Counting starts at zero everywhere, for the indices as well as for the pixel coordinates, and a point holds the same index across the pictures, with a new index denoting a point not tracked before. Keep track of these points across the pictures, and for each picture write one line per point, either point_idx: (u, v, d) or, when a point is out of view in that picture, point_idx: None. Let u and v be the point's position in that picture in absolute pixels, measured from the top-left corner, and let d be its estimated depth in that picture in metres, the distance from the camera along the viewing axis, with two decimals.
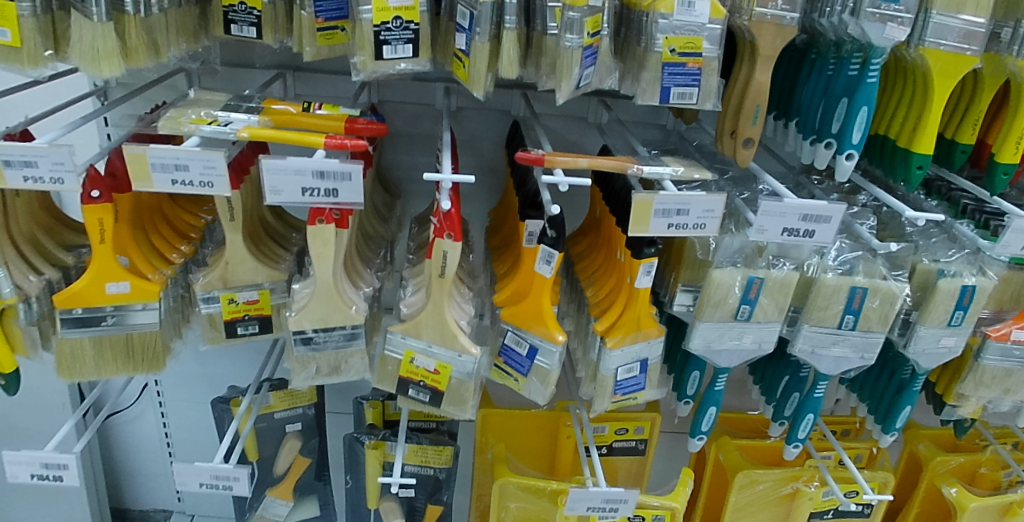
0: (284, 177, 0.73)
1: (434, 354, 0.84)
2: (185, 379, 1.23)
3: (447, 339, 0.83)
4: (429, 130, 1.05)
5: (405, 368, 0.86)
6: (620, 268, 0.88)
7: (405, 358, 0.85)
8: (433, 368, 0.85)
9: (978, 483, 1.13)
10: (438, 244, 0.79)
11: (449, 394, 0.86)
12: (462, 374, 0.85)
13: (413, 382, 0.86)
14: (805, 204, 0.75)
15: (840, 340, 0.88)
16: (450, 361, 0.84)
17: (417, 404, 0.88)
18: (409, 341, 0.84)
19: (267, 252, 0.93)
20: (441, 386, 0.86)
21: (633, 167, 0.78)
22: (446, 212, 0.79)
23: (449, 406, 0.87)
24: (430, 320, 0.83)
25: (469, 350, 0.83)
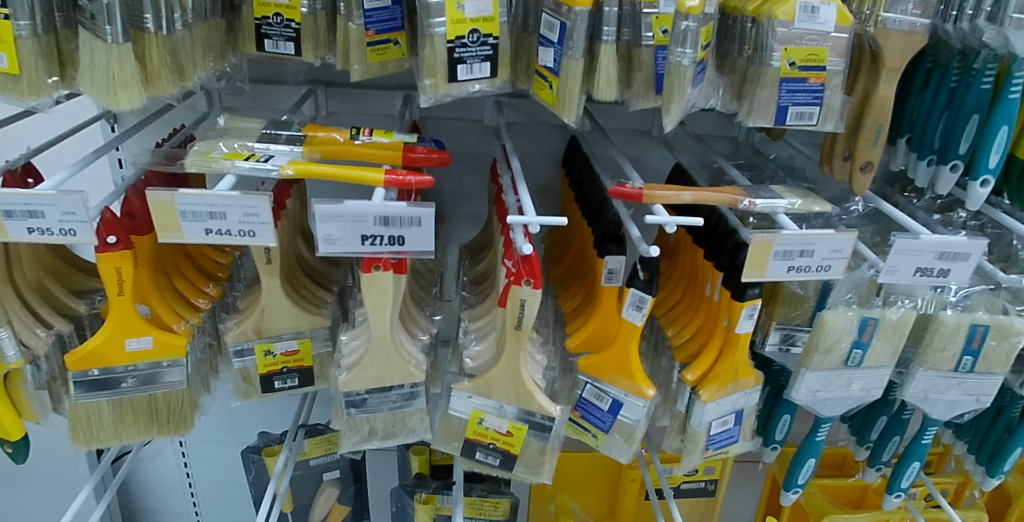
0: (343, 223, 0.63)
1: (509, 416, 0.74)
2: (211, 425, 1.13)
3: (522, 398, 0.73)
4: (475, 148, 0.88)
5: (472, 430, 0.75)
6: (714, 309, 0.75)
7: (473, 419, 0.74)
8: (507, 430, 0.74)
9: None
10: (516, 292, 0.68)
11: (523, 458, 0.76)
12: (540, 436, 0.74)
13: (482, 445, 0.76)
14: (943, 241, 0.68)
15: (956, 384, 0.79)
16: (525, 423, 0.74)
17: (484, 468, 0.78)
18: (478, 401, 0.73)
19: (308, 295, 0.81)
20: (514, 449, 0.75)
21: (745, 201, 0.68)
22: (525, 256, 0.67)
23: (523, 470, 0.77)
24: (503, 377, 0.72)
25: (549, 407, 0.73)
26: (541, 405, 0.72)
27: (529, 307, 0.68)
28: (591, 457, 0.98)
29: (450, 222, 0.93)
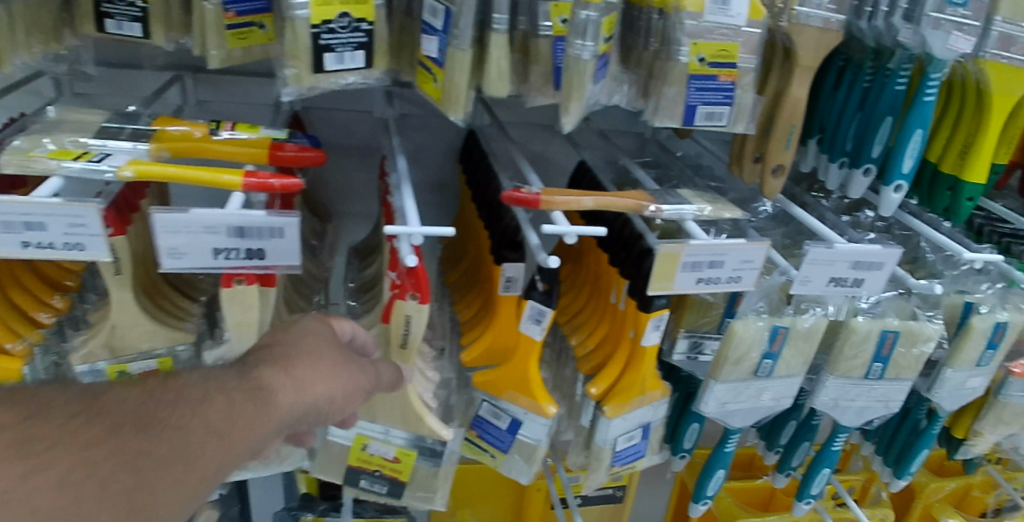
0: (191, 236, 0.54)
1: (395, 441, 0.67)
2: None
3: (410, 422, 0.66)
4: (365, 142, 0.79)
5: (356, 456, 0.69)
6: (619, 319, 0.70)
7: (356, 445, 0.68)
8: (393, 456, 0.68)
9: (969, 507, 1.04)
10: (400, 307, 0.61)
11: (412, 484, 0.70)
12: (430, 462, 0.68)
13: (367, 472, 0.70)
14: (857, 249, 0.66)
15: (865, 390, 0.77)
16: (413, 448, 0.68)
17: (373, 496, 0.72)
18: (360, 426, 0.67)
19: (169, 307, 0.69)
20: (403, 476, 0.69)
21: (651, 206, 0.63)
22: (410, 269, 0.60)
23: (413, 495, 0.71)
24: (390, 400, 0.65)
25: (438, 430, 0.66)
26: (432, 428, 0.66)
27: (415, 323, 0.62)
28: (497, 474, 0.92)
29: (338, 221, 0.84)
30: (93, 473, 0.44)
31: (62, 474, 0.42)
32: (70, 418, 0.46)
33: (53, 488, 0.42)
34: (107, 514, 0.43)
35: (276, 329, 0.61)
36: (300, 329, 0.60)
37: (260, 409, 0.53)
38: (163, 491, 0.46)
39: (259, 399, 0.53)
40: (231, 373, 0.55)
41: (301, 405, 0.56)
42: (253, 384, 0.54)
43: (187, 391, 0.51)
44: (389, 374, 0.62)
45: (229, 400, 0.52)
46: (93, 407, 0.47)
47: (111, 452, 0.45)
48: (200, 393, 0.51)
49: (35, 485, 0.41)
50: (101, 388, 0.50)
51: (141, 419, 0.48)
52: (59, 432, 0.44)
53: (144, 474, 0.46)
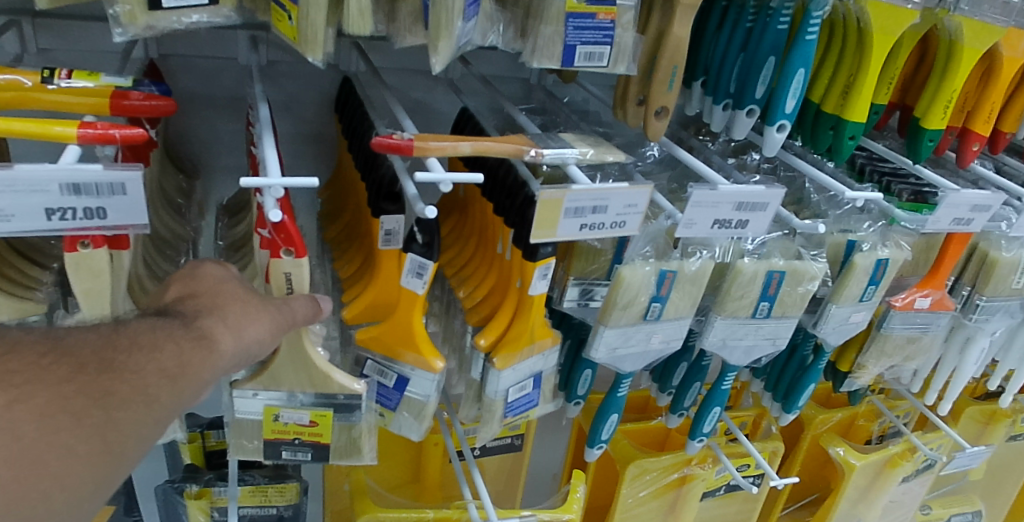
0: (19, 196, 0.48)
1: (307, 405, 0.63)
2: None
3: (317, 383, 0.62)
4: (233, 92, 0.74)
5: (270, 429, 0.65)
6: (506, 269, 0.69)
7: (267, 419, 0.64)
8: (310, 420, 0.64)
9: (855, 436, 1.11)
10: (275, 266, 0.56)
11: (337, 444, 0.67)
12: (348, 418, 0.65)
13: (286, 442, 0.66)
14: (740, 191, 0.66)
15: (753, 330, 0.79)
16: (331, 407, 0.64)
17: (302, 461, 0.68)
18: (266, 396, 0.62)
19: (15, 276, 0.63)
20: (326, 437, 0.66)
21: (532, 151, 0.61)
22: (277, 223, 0.54)
23: (342, 452, 0.68)
24: (286, 362, 0.61)
25: (347, 386, 0.63)
26: (345, 384, 0.62)
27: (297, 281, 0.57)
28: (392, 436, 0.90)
29: (207, 177, 0.79)
30: (69, 406, 0.39)
31: (42, 404, 0.38)
32: (40, 356, 0.40)
33: (31, 418, 0.37)
34: (85, 445, 0.39)
35: (183, 278, 0.54)
36: (209, 277, 0.54)
37: (208, 357, 0.47)
38: (134, 429, 0.42)
39: (206, 346, 0.48)
40: (169, 320, 0.48)
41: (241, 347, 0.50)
42: (197, 331, 0.48)
43: (137, 334, 0.45)
44: (307, 307, 0.55)
45: (178, 347, 0.46)
46: (57, 345, 0.42)
47: (84, 387, 0.40)
48: (150, 339, 0.45)
49: (17, 416, 0.37)
50: (55, 331, 0.44)
51: (104, 360, 0.42)
52: (31, 365, 0.39)
53: (114, 412, 0.41)
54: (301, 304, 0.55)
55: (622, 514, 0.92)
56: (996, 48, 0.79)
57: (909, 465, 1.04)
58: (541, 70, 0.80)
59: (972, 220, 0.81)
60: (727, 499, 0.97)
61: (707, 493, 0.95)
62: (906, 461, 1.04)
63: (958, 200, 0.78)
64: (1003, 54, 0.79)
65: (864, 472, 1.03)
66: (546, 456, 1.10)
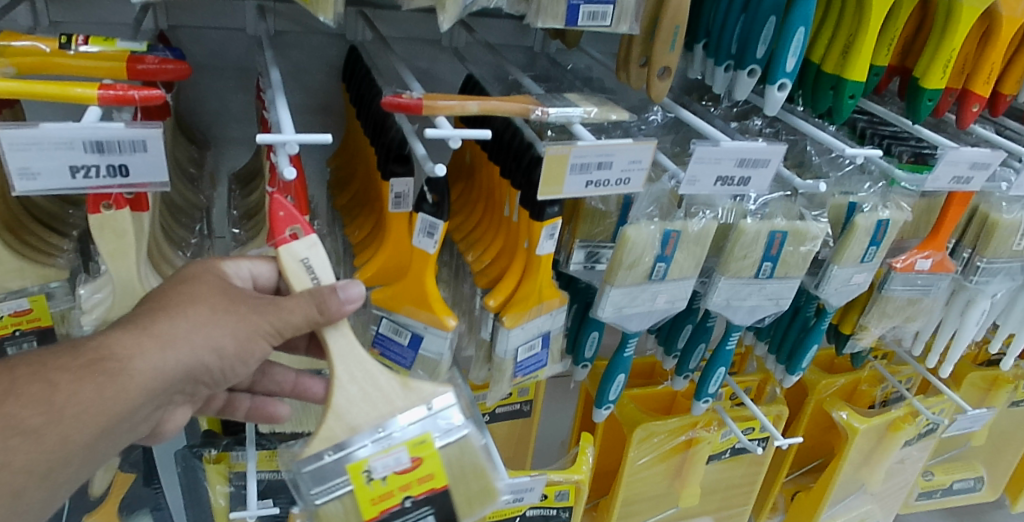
0: (43, 153, 0.50)
1: (397, 441, 0.56)
2: None
3: (384, 399, 0.57)
4: (242, 62, 0.76)
5: (371, 500, 0.56)
6: (514, 231, 0.70)
7: (359, 484, 0.55)
8: (410, 464, 0.56)
9: (859, 400, 1.13)
10: (290, 249, 0.52)
11: (455, 482, 0.58)
12: (445, 439, 0.57)
13: (397, 508, 0.57)
14: (743, 147, 0.67)
15: (757, 290, 0.80)
16: (430, 430, 0.57)
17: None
18: (348, 452, 0.55)
19: (38, 244, 0.64)
20: (438, 481, 0.57)
21: (537, 109, 0.62)
22: (275, 198, 0.53)
23: (467, 495, 0.59)
24: (350, 385, 0.56)
25: (428, 395, 0.58)
26: (427, 385, 0.58)
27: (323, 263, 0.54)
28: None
29: (217, 148, 0.80)
30: None
31: None
32: None
33: None
34: None
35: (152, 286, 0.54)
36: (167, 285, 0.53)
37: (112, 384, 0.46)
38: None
39: (108, 371, 0.46)
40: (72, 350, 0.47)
41: (173, 370, 0.49)
42: (98, 355, 0.47)
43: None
44: (298, 318, 0.52)
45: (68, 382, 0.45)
46: None
47: None
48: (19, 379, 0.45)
49: None
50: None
51: None
52: None
53: None
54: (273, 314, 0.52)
55: (628, 477, 0.93)
56: (996, 9, 0.80)
57: (911, 428, 1.05)
58: (544, 36, 0.82)
59: (971, 179, 0.83)
60: (732, 462, 0.98)
61: (712, 457, 0.96)
62: (908, 424, 1.05)
63: (957, 157, 0.79)
64: (1002, 15, 0.80)
65: (867, 436, 1.04)
66: (553, 423, 1.12)
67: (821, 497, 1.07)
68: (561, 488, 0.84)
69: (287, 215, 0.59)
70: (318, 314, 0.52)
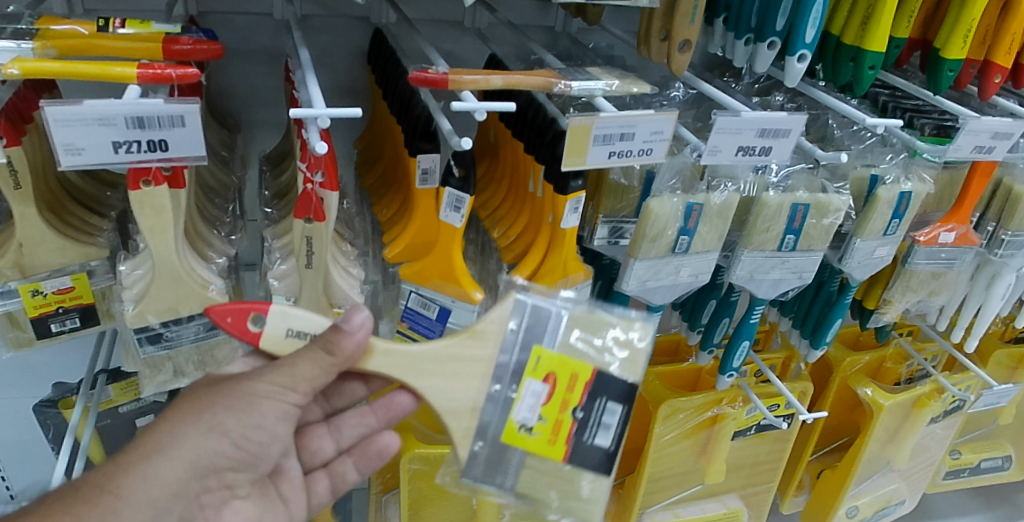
0: (88, 129, 0.52)
1: (521, 380, 0.59)
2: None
3: (464, 363, 0.58)
4: (270, 46, 0.78)
5: (552, 440, 0.59)
6: (538, 205, 0.71)
7: (529, 441, 0.59)
8: (547, 386, 0.59)
9: (885, 378, 1.12)
10: (270, 340, 0.53)
11: (600, 357, 0.60)
12: (555, 341, 0.59)
13: (577, 420, 0.59)
14: (764, 117, 0.68)
15: (781, 263, 0.80)
16: (535, 345, 0.59)
17: (618, 420, 0.60)
18: (493, 424, 0.59)
19: (79, 224, 0.67)
20: (581, 373, 0.59)
21: (561, 82, 0.63)
22: (219, 317, 0.52)
23: (623, 361, 0.60)
24: (433, 380, 0.58)
25: (502, 320, 0.58)
26: (490, 322, 0.58)
27: (296, 314, 0.54)
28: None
29: (248, 132, 0.83)
30: None
31: None
32: None
33: None
34: None
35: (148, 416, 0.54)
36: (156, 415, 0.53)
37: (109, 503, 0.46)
38: None
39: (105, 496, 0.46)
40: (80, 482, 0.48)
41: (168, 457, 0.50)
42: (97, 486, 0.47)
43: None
44: (308, 368, 0.52)
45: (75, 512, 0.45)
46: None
47: None
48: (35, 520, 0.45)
49: None
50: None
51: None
52: None
53: None
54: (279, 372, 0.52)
55: (655, 454, 0.94)
56: None
57: (937, 405, 1.04)
58: (565, 15, 0.84)
59: (994, 148, 0.82)
60: (757, 439, 0.99)
61: (738, 433, 0.96)
62: (934, 401, 1.04)
63: (979, 127, 0.79)
64: None
65: (893, 413, 1.03)
66: None
67: (846, 476, 1.07)
68: None
69: (320, 190, 0.60)
70: (329, 356, 0.53)
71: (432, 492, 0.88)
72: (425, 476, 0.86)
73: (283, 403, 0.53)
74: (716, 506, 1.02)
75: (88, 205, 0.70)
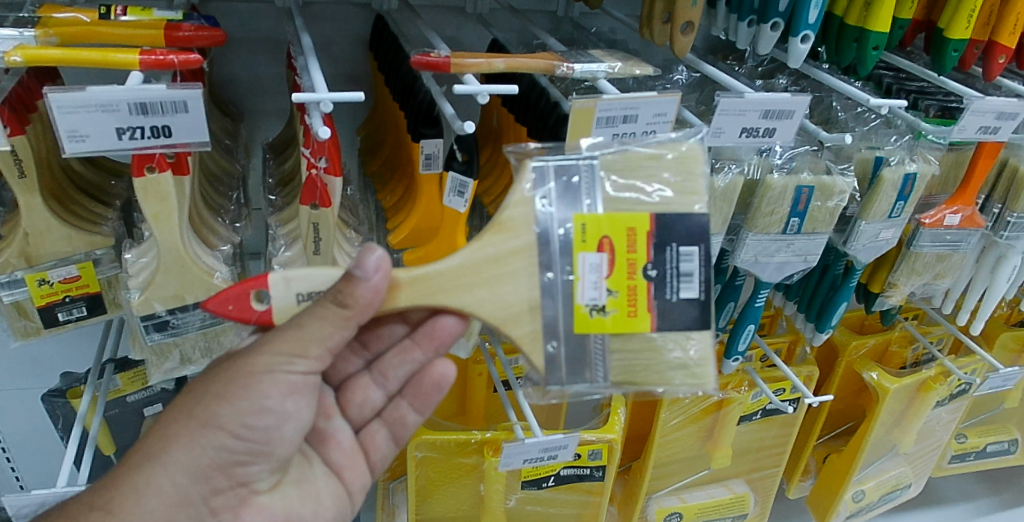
0: (91, 116, 0.52)
1: (574, 258, 0.55)
2: (5, 366, 0.98)
3: (501, 261, 0.55)
4: (272, 33, 0.78)
5: (633, 306, 0.56)
6: None
7: (611, 320, 0.55)
8: (605, 254, 0.55)
9: (890, 362, 1.12)
10: (279, 314, 0.52)
11: (653, 201, 0.56)
12: (595, 203, 0.55)
13: (652, 275, 0.56)
14: (768, 98, 0.68)
15: (785, 246, 0.80)
16: (574, 214, 0.55)
17: (698, 264, 0.56)
18: (562, 317, 0.55)
19: (83, 213, 0.67)
20: (639, 226, 0.55)
21: (563, 65, 0.63)
22: (222, 311, 0.51)
23: (686, 197, 0.56)
24: (478, 293, 0.55)
25: (527, 201, 0.55)
26: (513, 209, 0.55)
27: (297, 278, 0.52)
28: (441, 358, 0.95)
29: (251, 120, 0.83)
30: None
31: None
32: None
33: None
34: None
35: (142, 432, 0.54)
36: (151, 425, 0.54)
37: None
38: None
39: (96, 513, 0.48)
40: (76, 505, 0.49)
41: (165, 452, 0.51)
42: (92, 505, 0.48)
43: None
44: (319, 326, 0.50)
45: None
46: None
47: None
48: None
49: None
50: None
51: None
52: None
53: None
54: (285, 339, 0.51)
55: (660, 438, 0.94)
56: None
57: (943, 388, 1.03)
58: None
59: (999, 129, 0.81)
60: (763, 423, 0.99)
61: (744, 418, 0.96)
62: (940, 384, 1.03)
63: (984, 107, 0.78)
64: None
65: (898, 396, 1.03)
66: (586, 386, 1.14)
67: (852, 460, 1.07)
68: (595, 447, 0.85)
69: (323, 175, 0.59)
70: (342, 308, 0.50)
71: (438, 478, 0.88)
72: (432, 462, 0.86)
73: (290, 374, 0.52)
74: (722, 491, 1.03)
75: (93, 195, 0.71)
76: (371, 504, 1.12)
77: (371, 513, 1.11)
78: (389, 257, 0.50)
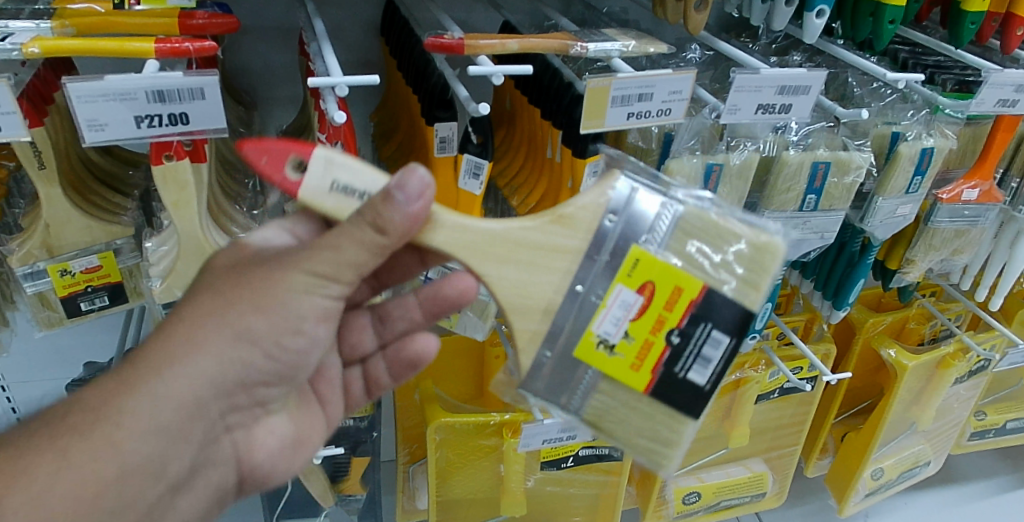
0: (109, 104, 0.52)
1: (613, 288, 0.51)
2: (28, 355, 0.99)
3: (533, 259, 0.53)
4: (283, 21, 0.78)
5: (637, 361, 0.52)
6: (557, 171, 0.71)
7: (606, 361, 0.52)
8: (642, 297, 0.51)
9: (908, 338, 1.13)
10: (306, 182, 0.48)
11: (716, 272, 0.51)
12: (656, 242, 0.51)
13: (673, 342, 0.52)
14: (783, 74, 0.67)
15: (801, 222, 0.79)
16: (633, 243, 0.51)
17: (723, 355, 0.52)
18: (568, 328, 0.53)
19: (102, 203, 0.67)
20: (688, 290, 0.51)
21: (576, 45, 0.62)
22: (258, 146, 0.47)
23: (744, 284, 0.52)
24: (504, 269, 0.53)
25: (594, 206, 0.52)
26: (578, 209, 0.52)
27: (342, 166, 0.48)
28: (451, 337, 0.94)
29: (264, 108, 0.83)
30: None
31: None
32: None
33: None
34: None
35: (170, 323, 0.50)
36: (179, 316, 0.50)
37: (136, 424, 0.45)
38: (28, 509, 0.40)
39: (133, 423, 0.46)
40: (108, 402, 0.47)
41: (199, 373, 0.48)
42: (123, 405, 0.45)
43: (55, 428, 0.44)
44: (355, 250, 0.47)
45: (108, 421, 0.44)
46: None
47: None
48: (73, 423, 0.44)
49: None
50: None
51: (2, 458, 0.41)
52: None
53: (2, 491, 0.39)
54: (321, 259, 0.48)
55: None
56: None
57: (962, 365, 1.02)
58: None
59: (1017, 102, 0.80)
60: (780, 402, 0.99)
61: (760, 396, 0.96)
62: (958, 360, 1.02)
63: (1002, 80, 0.77)
64: None
65: (916, 373, 1.02)
66: None
67: (871, 437, 1.06)
68: None
69: None
70: (380, 233, 0.46)
71: (458, 460, 0.89)
72: (452, 444, 0.87)
73: (324, 297, 0.50)
74: (740, 469, 1.04)
75: (112, 185, 0.71)
76: (390, 487, 1.13)
77: (389, 496, 1.13)
78: (433, 183, 0.46)
